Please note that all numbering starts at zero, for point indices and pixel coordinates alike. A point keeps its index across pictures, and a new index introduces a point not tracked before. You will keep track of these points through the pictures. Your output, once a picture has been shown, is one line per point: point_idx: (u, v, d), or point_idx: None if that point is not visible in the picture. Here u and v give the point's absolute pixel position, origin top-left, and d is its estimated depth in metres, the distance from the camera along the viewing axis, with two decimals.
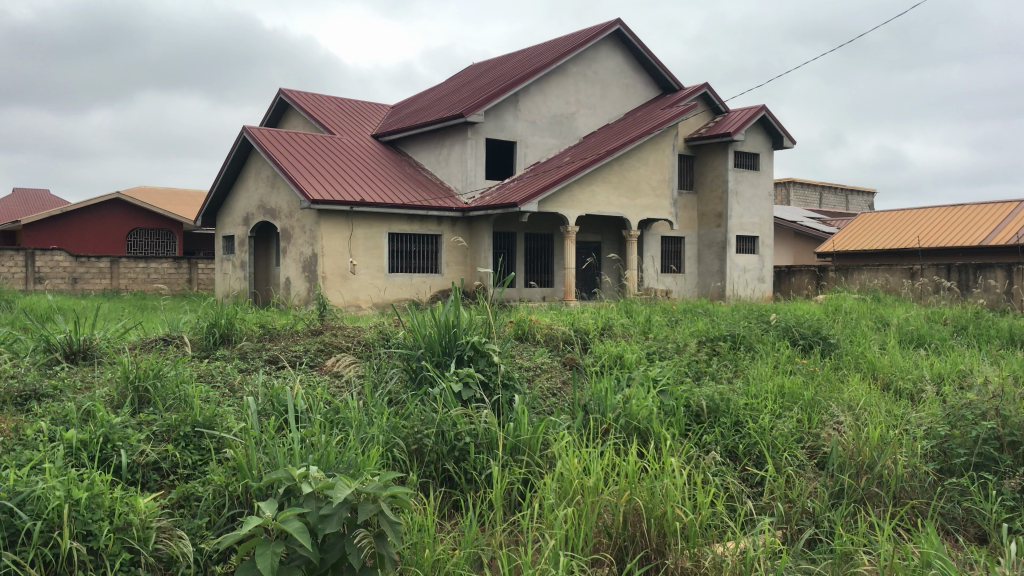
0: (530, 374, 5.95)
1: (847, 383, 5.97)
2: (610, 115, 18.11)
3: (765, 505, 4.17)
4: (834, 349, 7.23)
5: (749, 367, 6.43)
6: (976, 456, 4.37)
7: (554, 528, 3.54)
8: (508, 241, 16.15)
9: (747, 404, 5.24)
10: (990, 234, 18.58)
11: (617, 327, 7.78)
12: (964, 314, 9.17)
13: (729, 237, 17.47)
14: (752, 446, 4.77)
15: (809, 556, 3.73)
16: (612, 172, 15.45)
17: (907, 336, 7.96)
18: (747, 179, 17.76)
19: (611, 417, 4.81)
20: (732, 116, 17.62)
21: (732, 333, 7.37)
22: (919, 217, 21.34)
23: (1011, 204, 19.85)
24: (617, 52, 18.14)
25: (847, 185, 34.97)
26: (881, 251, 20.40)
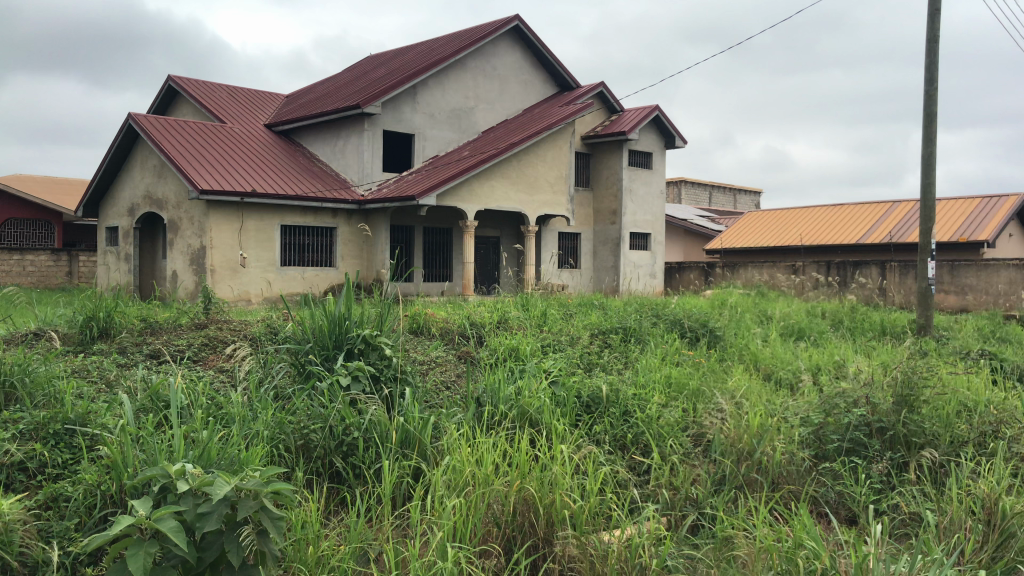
0: (423, 368, 5.90)
1: (731, 374, 6.16)
2: (507, 111, 18.18)
3: (651, 493, 4.26)
4: (719, 341, 7.45)
5: (638, 359, 6.55)
6: (848, 442, 4.57)
7: (442, 520, 3.49)
8: (405, 235, 16.03)
9: (635, 395, 5.35)
10: (866, 233, 19.53)
11: (512, 320, 7.80)
12: (842, 307, 9.60)
13: (622, 233, 17.78)
14: (639, 436, 4.86)
15: (691, 541, 3.82)
16: (510, 167, 15.50)
17: (789, 329, 8.26)
18: (640, 177, 18.12)
19: (502, 408, 4.82)
20: (627, 116, 17.96)
21: (623, 326, 7.48)
22: (801, 216, 22.25)
23: (884, 204, 20.90)
24: (515, 49, 18.23)
25: (736, 185, 36.15)
26: (766, 248, 21.18)
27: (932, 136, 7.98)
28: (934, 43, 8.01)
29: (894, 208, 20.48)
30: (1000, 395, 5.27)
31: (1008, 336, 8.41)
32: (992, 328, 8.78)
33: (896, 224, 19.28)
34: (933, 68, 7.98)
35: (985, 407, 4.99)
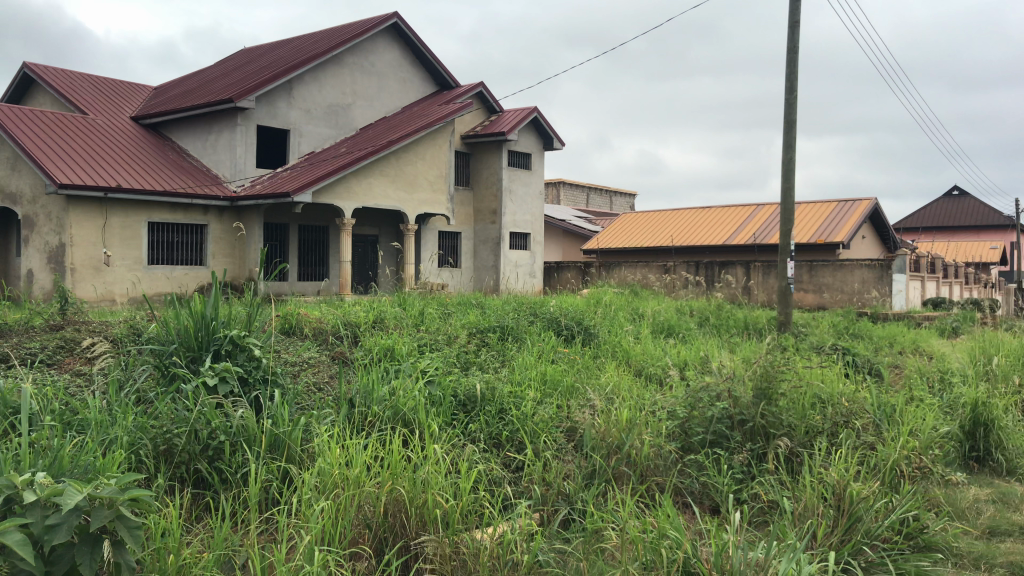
0: (295, 369, 5.75)
1: (604, 370, 6.30)
2: (386, 109, 17.99)
3: (524, 489, 4.30)
4: (593, 338, 7.60)
5: (515, 357, 6.60)
6: (711, 434, 4.74)
7: (311, 524, 3.42)
8: (280, 233, 15.63)
9: (511, 392, 5.39)
10: (733, 234, 20.35)
11: (389, 319, 7.72)
12: (710, 306, 9.95)
13: (502, 233, 17.89)
14: (514, 433, 4.90)
15: (563, 535, 3.88)
16: (388, 165, 15.35)
17: (660, 326, 8.52)
18: (519, 177, 18.28)
19: (376, 409, 4.75)
20: (505, 116, 18.10)
21: (500, 325, 7.52)
22: (673, 217, 22.99)
23: (749, 207, 21.87)
24: (394, 46, 18.06)
25: (611, 187, 37.02)
26: (640, 248, 21.78)
27: (792, 142, 8.37)
28: (794, 53, 8.41)
29: (759, 211, 21.46)
30: (851, 387, 5.59)
31: (860, 332, 8.94)
32: (845, 324, 9.30)
33: (761, 226, 20.20)
34: (792, 77, 8.38)
35: (837, 398, 5.28)
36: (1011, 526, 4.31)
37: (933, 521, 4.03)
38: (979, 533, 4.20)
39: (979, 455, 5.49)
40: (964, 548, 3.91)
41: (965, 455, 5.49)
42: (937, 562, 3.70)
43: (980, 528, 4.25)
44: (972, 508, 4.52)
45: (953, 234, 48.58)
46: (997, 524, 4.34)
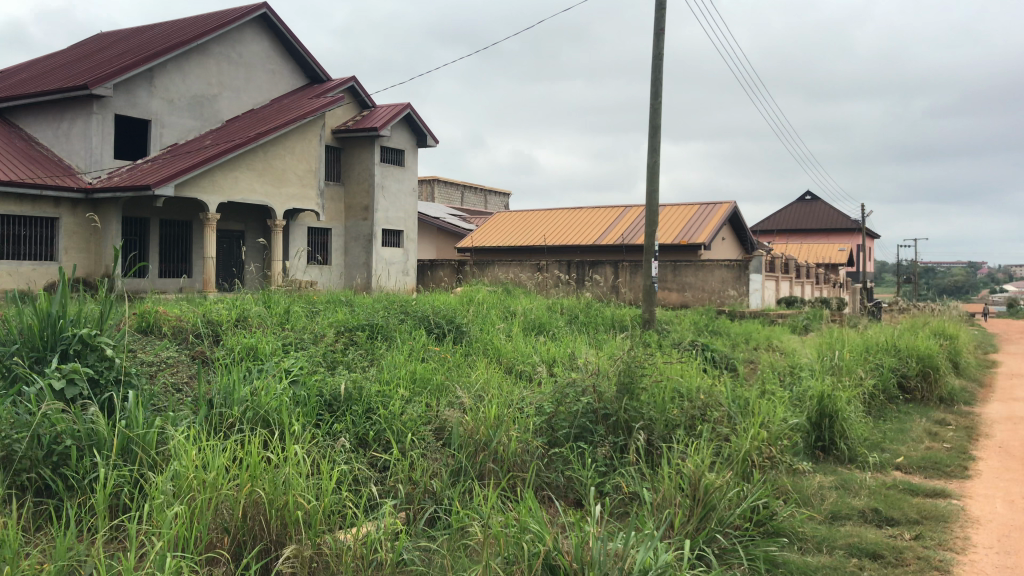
0: (151, 369, 5.48)
1: (474, 368, 6.31)
2: (254, 101, 17.47)
3: (390, 488, 4.26)
4: (464, 337, 7.62)
5: (383, 356, 6.53)
6: (576, 428, 4.83)
7: (163, 530, 3.27)
8: (139, 228, 14.91)
9: (379, 391, 5.33)
10: (602, 234, 20.85)
11: (253, 317, 7.49)
12: (579, 304, 10.15)
13: (374, 230, 17.68)
14: (381, 432, 4.84)
15: (428, 533, 3.87)
16: (256, 159, 14.90)
17: (531, 324, 8.62)
18: (392, 174, 18.11)
19: (237, 410, 4.60)
20: (378, 112, 17.90)
21: (369, 323, 7.42)
22: (546, 217, 23.33)
23: (618, 208, 22.45)
24: (262, 36, 17.56)
25: (485, 185, 37.21)
26: (513, 247, 21.99)
27: (656, 146, 8.64)
28: (659, 60, 8.67)
29: (627, 212, 22.06)
30: (708, 381, 5.81)
31: (719, 329, 9.33)
32: (706, 322, 9.69)
33: (629, 227, 20.77)
34: (657, 83, 8.64)
35: (696, 392, 5.48)
36: (851, 511, 4.61)
37: (781, 507, 4.26)
38: (822, 517, 4.47)
39: (824, 445, 5.84)
40: (808, 531, 4.17)
41: (812, 444, 5.82)
42: (784, 546, 3.94)
43: (824, 513, 4.52)
44: (817, 494, 4.80)
45: (806, 236, 51.41)
46: (839, 508, 4.63)
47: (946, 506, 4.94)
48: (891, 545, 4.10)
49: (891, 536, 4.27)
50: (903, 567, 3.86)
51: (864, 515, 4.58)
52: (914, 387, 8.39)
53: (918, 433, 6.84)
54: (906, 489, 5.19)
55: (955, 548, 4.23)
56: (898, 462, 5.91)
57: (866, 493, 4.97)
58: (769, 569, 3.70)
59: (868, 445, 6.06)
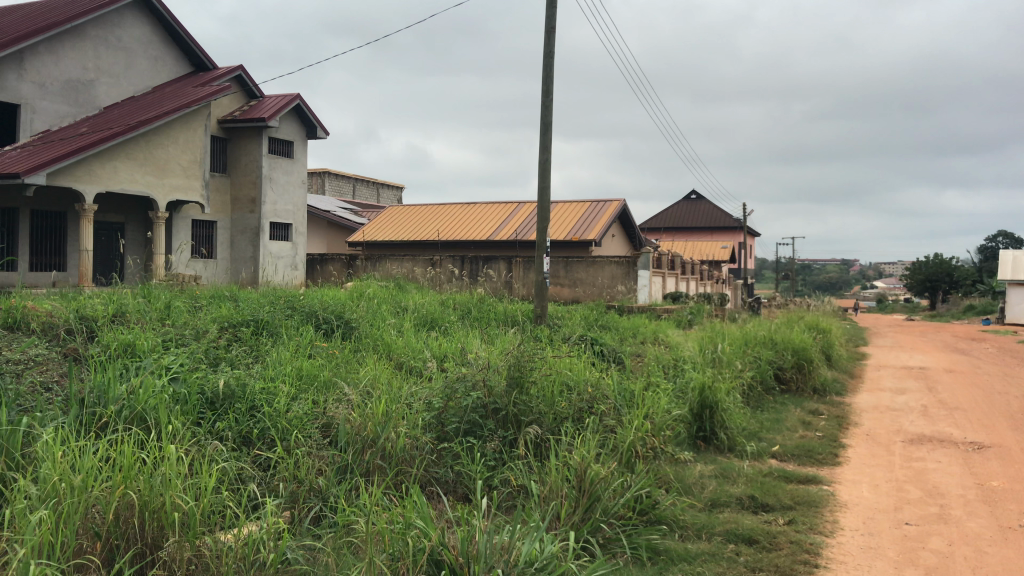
0: (17, 368, 5.18)
1: (363, 364, 6.22)
2: (134, 87, 16.74)
3: (274, 486, 4.15)
4: (353, 332, 7.52)
5: (269, 352, 6.36)
6: (465, 423, 4.82)
7: (27, 536, 3.09)
8: (8, 219, 14.08)
9: (264, 388, 5.18)
10: (495, 230, 20.93)
11: (131, 313, 7.18)
12: (471, 299, 10.17)
13: (262, 223, 17.23)
14: (265, 430, 4.72)
15: (313, 532, 3.80)
16: (137, 148, 14.30)
17: (422, 319, 8.58)
18: (281, 165, 17.69)
19: (112, 410, 4.39)
20: (266, 102, 17.45)
21: (255, 319, 7.22)
22: (439, 212, 23.25)
23: (511, 204, 22.59)
24: (143, 21, 16.86)
25: (378, 179, 36.82)
26: (405, 242, 21.82)
27: (547, 143, 8.72)
28: (550, 57, 8.76)
29: (520, 208, 22.23)
30: (596, 374, 5.91)
31: (608, 323, 9.51)
32: (595, 316, 9.86)
33: (522, 223, 20.93)
34: (549, 80, 8.72)
35: (583, 385, 5.56)
36: (729, 498, 4.78)
37: (663, 496, 4.39)
38: (702, 505, 4.62)
39: (705, 434, 6.03)
40: (689, 519, 4.30)
41: (693, 435, 6.00)
42: (665, 534, 4.05)
43: (704, 501, 4.67)
44: (698, 482, 4.96)
45: (692, 234, 53.01)
46: (718, 496, 4.78)
47: (816, 491, 5.19)
48: (766, 530, 4.27)
49: (766, 521, 4.45)
50: (776, 551, 4.03)
51: (741, 502, 4.75)
52: (790, 378, 8.77)
53: (793, 422, 7.16)
54: (781, 476, 5.42)
55: (824, 531, 4.44)
56: (774, 450, 6.17)
57: (744, 480, 5.16)
58: (650, 557, 3.81)
59: (746, 435, 6.30)
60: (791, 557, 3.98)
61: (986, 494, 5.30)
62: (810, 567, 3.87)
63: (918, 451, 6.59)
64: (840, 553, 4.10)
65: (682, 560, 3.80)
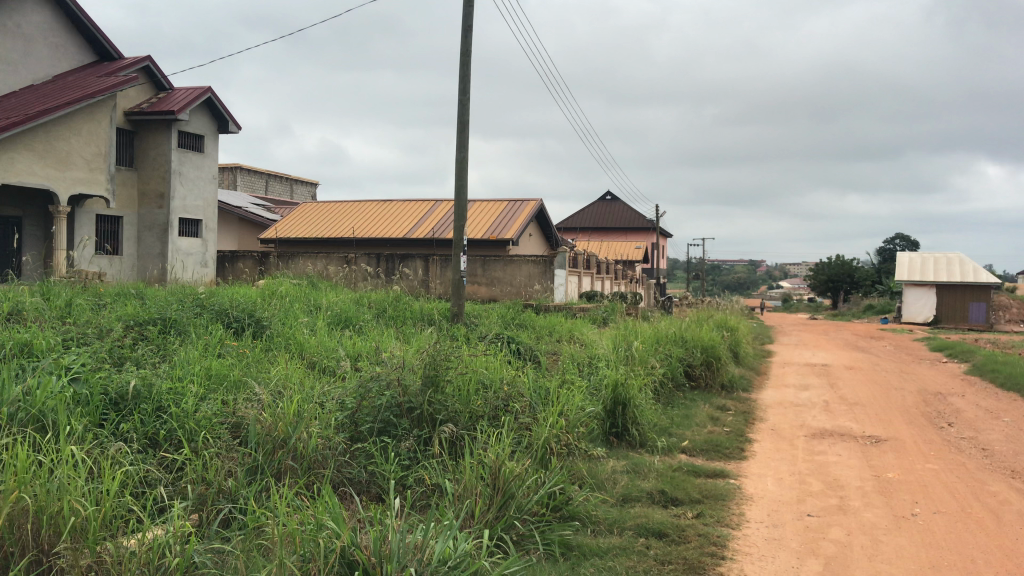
0: None
1: (275, 363, 6.10)
2: (33, 76, 16.03)
3: (180, 489, 4.04)
4: (265, 331, 7.36)
5: (176, 352, 6.17)
6: (379, 423, 4.77)
7: None
8: None
9: (170, 389, 5.02)
10: (412, 228, 20.82)
11: (28, 311, 6.86)
12: (386, 297, 10.10)
13: (171, 219, 16.73)
14: (172, 431, 4.58)
15: (221, 535, 3.71)
16: (37, 139, 13.70)
17: (336, 318, 8.47)
18: (191, 160, 17.22)
19: (6, 412, 4.20)
20: (176, 94, 16.95)
21: (161, 317, 7.00)
22: (354, 209, 22.98)
23: (428, 202, 22.51)
24: (44, 7, 16.17)
25: (291, 175, 36.18)
26: (320, 239, 21.50)
27: (464, 141, 8.71)
28: (467, 56, 8.75)
29: (437, 207, 22.16)
30: (511, 373, 5.93)
31: (524, 322, 9.57)
32: (511, 315, 9.91)
33: (439, 221, 20.87)
34: (465, 79, 8.72)
35: (499, 383, 5.58)
36: (640, 492, 4.86)
37: (576, 492, 4.44)
38: (614, 501, 4.69)
39: (617, 431, 6.14)
40: (601, 514, 4.37)
41: (607, 431, 6.10)
42: (577, 530, 4.11)
43: (616, 496, 4.75)
44: (610, 478, 5.04)
45: (607, 234, 53.74)
46: (629, 491, 4.87)
47: (724, 485, 5.33)
48: (675, 524, 4.37)
49: (676, 515, 4.55)
50: (685, 544, 4.13)
51: (652, 497, 4.85)
52: (699, 375, 8.99)
53: (702, 418, 7.34)
54: (690, 471, 5.56)
55: (731, 523, 4.57)
56: (684, 446, 6.31)
57: (655, 475, 5.27)
58: (563, 552, 3.86)
59: (657, 431, 6.43)
60: (699, 549, 4.08)
61: (882, 485, 5.54)
62: (717, 559, 3.98)
63: (820, 445, 6.85)
64: (746, 545, 4.23)
65: (594, 555, 3.86)
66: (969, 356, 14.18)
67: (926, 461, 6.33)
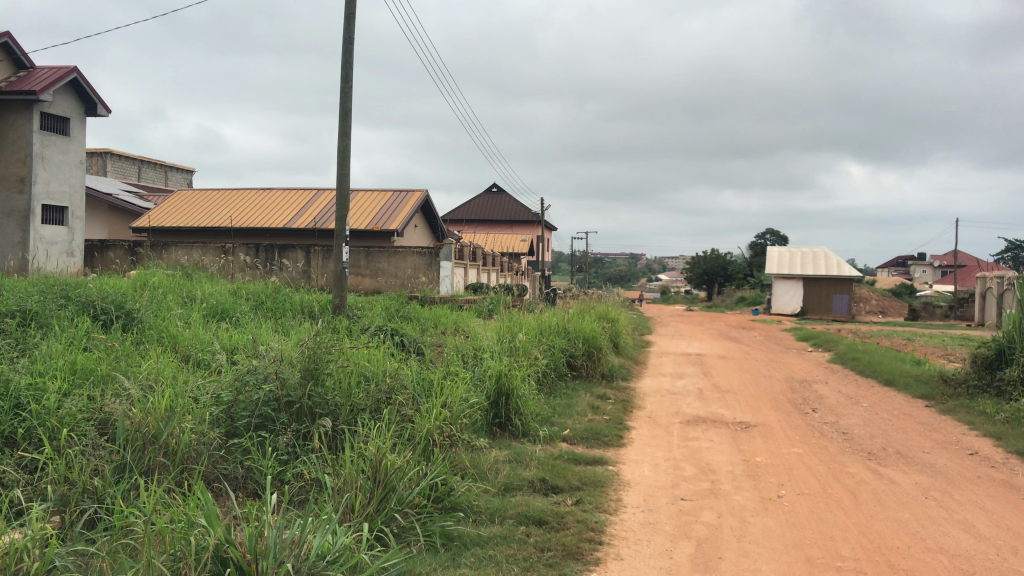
0: None
1: (146, 357, 5.85)
2: None
3: (41, 490, 3.82)
4: (136, 323, 7.05)
5: (37, 345, 5.83)
6: (257, 417, 4.64)
7: None
8: None
9: (30, 384, 4.74)
10: (293, 217, 20.37)
11: None
12: (266, 289, 9.84)
13: (33, 205, 15.78)
14: (32, 430, 4.33)
15: (85, 537, 3.53)
16: None
17: (212, 310, 8.19)
18: (54, 143, 16.29)
19: None
20: (38, 73, 16.00)
21: (21, 309, 6.60)
22: (232, 198, 22.29)
23: (310, 191, 22.07)
24: None
25: (166, 161, 34.80)
26: (195, 228, 20.75)
27: (346, 130, 8.58)
28: (349, 43, 8.61)
29: (319, 196, 21.76)
30: (394, 365, 5.88)
31: (408, 314, 9.52)
32: (395, 307, 9.83)
33: (321, 211, 20.50)
34: (347, 67, 8.58)
35: (381, 375, 5.52)
36: (522, 481, 4.92)
37: (457, 483, 4.46)
38: (496, 490, 4.73)
39: (500, 421, 6.20)
40: (483, 504, 4.41)
41: (490, 422, 6.14)
42: (459, 520, 4.13)
43: (497, 486, 4.79)
44: (492, 468, 5.08)
45: (493, 226, 54.02)
46: (511, 480, 4.92)
47: (603, 472, 5.46)
48: (555, 511, 4.44)
49: (555, 502, 4.63)
50: (564, 530, 4.21)
51: (533, 485, 4.91)
52: (581, 365, 9.17)
53: (582, 407, 7.49)
54: (570, 459, 5.66)
55: (608, 509, 4.68)
56: (564, 434, 6.43)
57: (536, 464, 5.34)
58: (443, 543, 3.87)
59: (539, 420, 6.51)
60: (578, 535, 4.17)
61: (751, 469, 5.79)
62: (595, 544, 4.08)
63: (694, 431, 7.10)
64: (622, 530, 4.35)
65: (475, 545, 3.89)
66: (832, 344, 15.00)
67: (791, 445, 6.66)
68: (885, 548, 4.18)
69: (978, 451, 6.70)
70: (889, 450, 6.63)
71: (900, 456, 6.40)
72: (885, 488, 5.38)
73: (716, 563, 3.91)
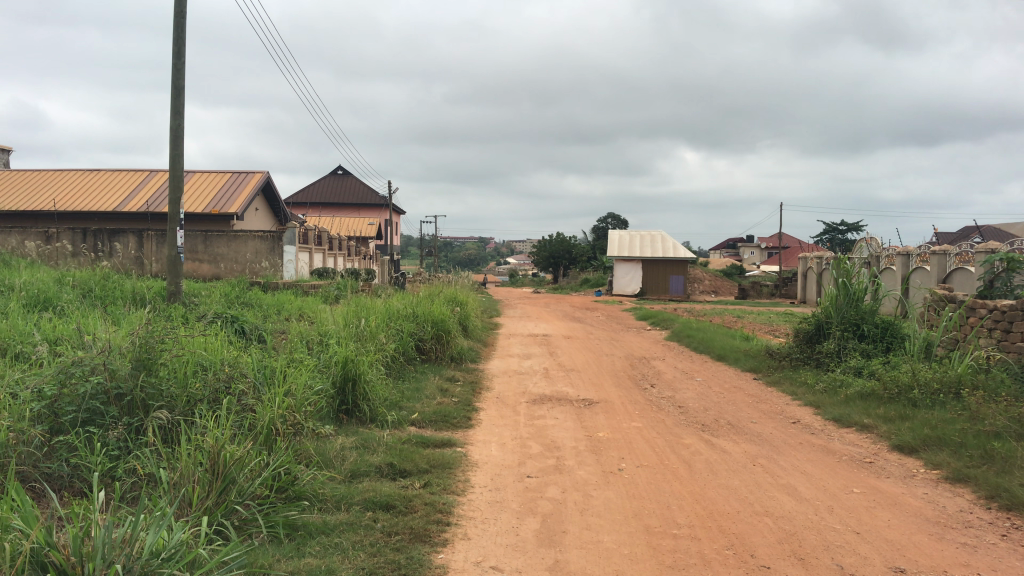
0: None
1: None
2: None
3: None
4: None
5: None
6: (83, 412, 4.36)
7: None
8: None
9: None
10: (123, 200, 19.26)
11: None
12: (93, 276, 9.24)
13: None
14: None
15: None
16: None
17: (32, 300, 7.62)
18: None
19: None
20: None
21: None
22: (54, 179, 20.81)
23: (141, 173, 20.94)
24: None
25: None
26: (12, 211, 19.20)
27: (179, 109, 8.16)
28: (180, 18, 8.18)
29: (152, 178, 20.68)
30: (233, 353, 5.66)
31: (249, 300, 9.19)
32: (236, 293, 9.48)
33: (154, 193, 19.49)
34: (180, 42, 8.16)
35: (219, 364, 5.28)
36: (369, 467, 4.87)
37: (301, 472, 4.36)
38: (343, 477, 4.67)
39: (347, 408, 6.12)
40: (328, 492, 4.34)
41: (336, 409, 6.05)
42: (303, 509, 4.05)
43: (344, 472, 4.72)
44: (338, 455, 5.02)
45: (338, 210, 53.01)
46: (358, 466, 4.86)
47: (451, 453, 5.48)
48: (402, 495, 4.42)
49: (403, 487, 4.61)
50: (411, 514, 4.20)
51: (380, 470, 4.87)
52: (430, 348, 9.17)
53: (431, 390, 7.49)
54: (418, 442, 5.65)
55: (456, 490, 4.71)
56: (412, 418, 6.40)
57: (383, 449, 5.30)
58: (287, 534, 3.80)
59: (387, 405, 6.48)
60: (425, 518, 4.17)
61: (594, 444, 5.99)
62: (442, 526, 4.10)
63: (540, 410, 7.26)
64: (469, 510, 4.39)
65: (320, 533, 3.83)
66: (668, 323, 15.67)
67: (630, 420, 6.92)
68: (717, 514, 4.42)
69: (800, 420, 7.19)
70: (721, 421, 7.01)
71: (730, 426, 6.79)
72: (716, 457, 5.70)
73: (560, 538, 4.01)
